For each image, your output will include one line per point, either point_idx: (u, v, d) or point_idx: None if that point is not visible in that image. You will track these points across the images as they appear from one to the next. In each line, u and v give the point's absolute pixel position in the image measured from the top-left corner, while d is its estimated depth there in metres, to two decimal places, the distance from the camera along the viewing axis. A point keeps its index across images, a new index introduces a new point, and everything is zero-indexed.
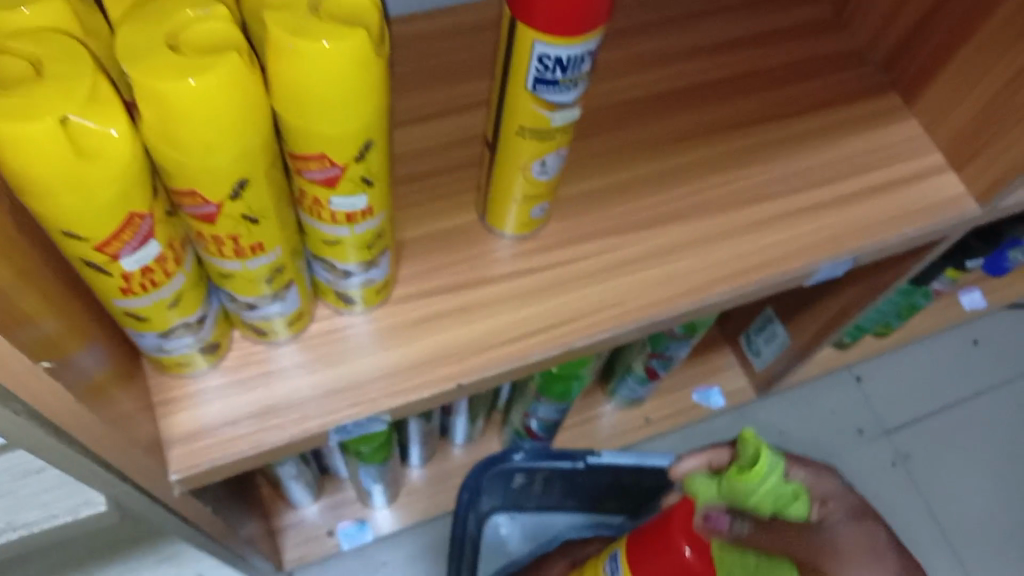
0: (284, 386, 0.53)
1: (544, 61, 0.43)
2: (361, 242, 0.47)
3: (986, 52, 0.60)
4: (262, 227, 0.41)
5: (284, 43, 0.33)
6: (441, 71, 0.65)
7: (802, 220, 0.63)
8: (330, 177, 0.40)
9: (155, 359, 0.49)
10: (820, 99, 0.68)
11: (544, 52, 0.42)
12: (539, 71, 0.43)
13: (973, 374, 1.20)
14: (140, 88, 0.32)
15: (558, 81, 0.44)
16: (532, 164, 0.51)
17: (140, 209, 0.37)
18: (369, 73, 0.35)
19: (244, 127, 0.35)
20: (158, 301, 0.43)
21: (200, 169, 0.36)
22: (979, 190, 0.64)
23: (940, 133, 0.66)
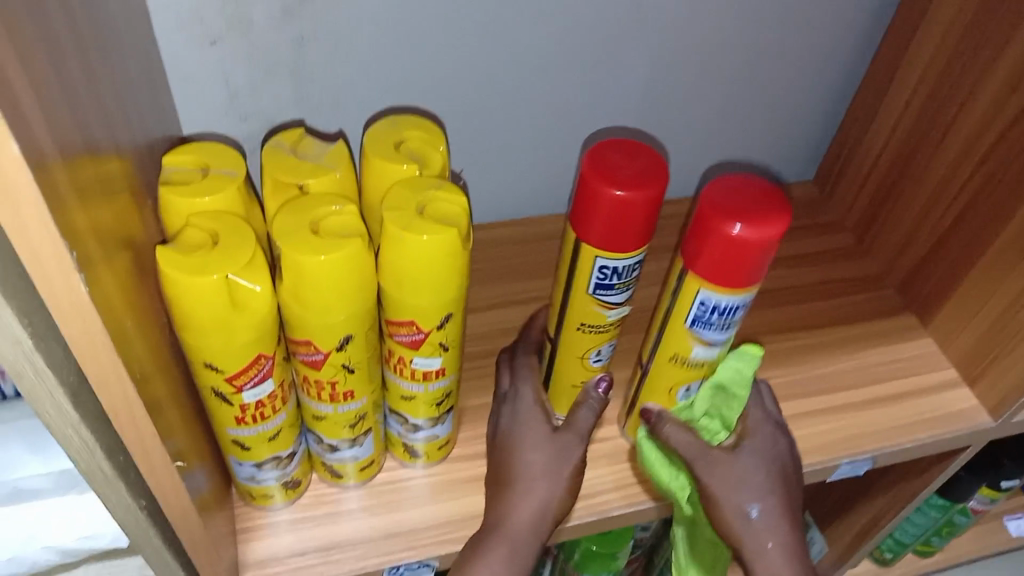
0: (349, 526, 0.60)
1: (703, 306, 0.52)
2: (431, 399, 0.55)
3: (982, 283, 0.68)
4: (355, 376, 0.51)
5: (396, 234, 0.44)
6: (509, 270, 0.76)
7: (823, 420, 0.69)
8: (415, 340, 0.50)
9: (245, 489, 0.58)
10: (841, 315, 0.77)
11: (706, 297, 0.52)
12: (699, 313, 0.53)
13: None
14: (286, 259, 0.43)
15: (714, 323, 0.53)
16: (677, 388, 0.59)
17: (266, 351, 0.47)
18: (455, 260, 0.46)
19: (356, 294, 0.45)
20: (261, 433, 0.52)
21: (318, 324, 0.46)
22: (990, 403, 0.70)
23: (951, 352, 0.73)
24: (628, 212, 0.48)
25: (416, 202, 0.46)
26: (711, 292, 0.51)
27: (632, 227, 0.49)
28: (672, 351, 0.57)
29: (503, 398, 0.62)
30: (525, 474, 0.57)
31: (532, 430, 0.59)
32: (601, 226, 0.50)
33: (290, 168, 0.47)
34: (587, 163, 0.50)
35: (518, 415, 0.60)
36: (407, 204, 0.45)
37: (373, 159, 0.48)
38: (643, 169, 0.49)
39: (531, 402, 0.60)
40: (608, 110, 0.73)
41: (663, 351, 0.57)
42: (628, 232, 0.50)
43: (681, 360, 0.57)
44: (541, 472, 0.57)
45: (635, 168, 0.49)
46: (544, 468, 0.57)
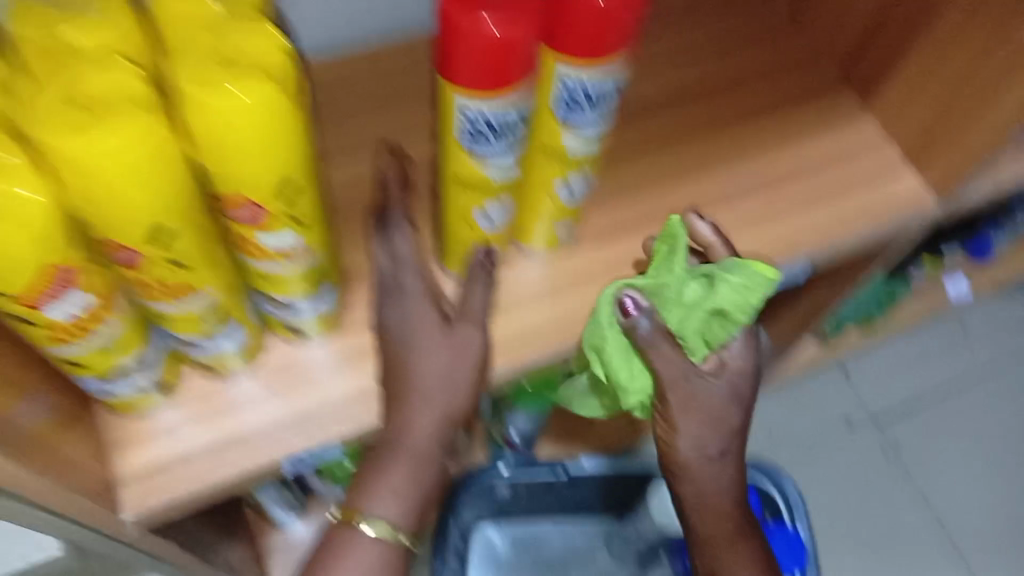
0: (238, 420, 0.53)
1: (569, 90, 0.43)
2: (302, 276, 0.46)
3: (939, 47, 0.59)
4: (192, 268, 0.41)
5: (194, 95, 0.33)
6: (384, 92, 0.65)
7: (761, 226, 0.62)
8: (258, 217, 0.40)
9: (105, 401, 0.49)
10: (775, 100, 0.67)
11: (570, 80, 0.42)
12: (565, 99, 0.43)
13: (961, 362, 1.19)
14: (46, 148, 0.32)
15: (586, 112, 0.44)
16: (557, 186, 0.51)
17: (58, 260, 0.36)
18: (285, 120, 0.35)
19: (162, 178, 0.35)
20: (95, 347, 0.43)
21: (118, 218, 0.35)
22: (939, 183, 0.63)
23: (898, 130, 0.66)
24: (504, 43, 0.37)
25: (217, 50, 0.35)
26: (574, 72, 0.41)
27: (506, 63, 0.38)
28: (543, 144, 0.47)
29: (388, 283, 0.52)
30: (421, 385, 0.51)
31: (426, 330, 0.51)
32: (466, 66, 0.38)
33: (37, 15, 0.35)
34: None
35: (405, 303, 0.52)
36: (206, 54, 0.34)
37: None
38: None
39: (422, 292, 0.52)
40: None
41: (534, 147, 0.48)
42: (504, 70, 0.38)
43: (555, 154, 0.48)
44: (439, 381, 0.51)
45: None
46: (441, 374, 0.51)
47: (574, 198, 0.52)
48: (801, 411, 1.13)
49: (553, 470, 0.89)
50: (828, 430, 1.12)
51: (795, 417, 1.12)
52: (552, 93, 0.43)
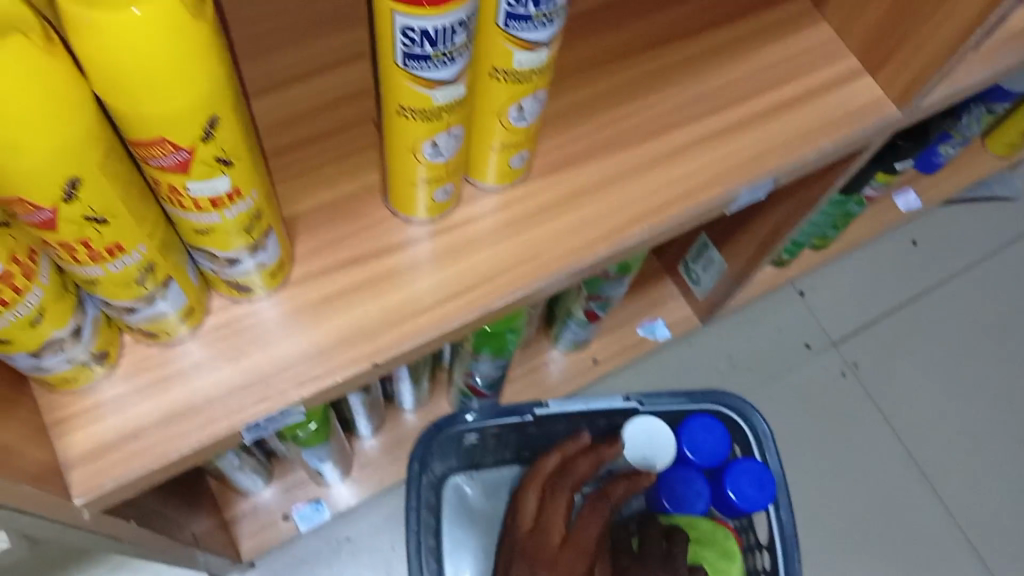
0: (187, 389, 0.49)
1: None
2: (240, 226, 0.42)
3: None
4: (115, 226, 0.37)
5: (79, 17, 0.29)
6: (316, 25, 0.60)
7: (720, 144, 0.59)
8: (181, 161, 0.36)
9: (38, 379, 0.45)
10: (726, 11, 0.64)
11: None
12: (510, 6, 0.39)
13: (915, 275, 1.20)
14: None
15: (532, 17, 0.40)
16: (508, 110, 0.47)
17: None
18: (187, 36, 0.31)
19: (60, 120, 0.31)
20: (17, 321, 0.39)
21: (18, 172, 0.31)
22: (898, 91, 0.62)
23: (852, 36, 0.63)
24: None
25: None
26: None
27: None
28: (490, 64, 0.44)
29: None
30: None
31: None
32: None
33: None
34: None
35: None
36: None
37: None
38: None
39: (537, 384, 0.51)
40: None
41: (479, 67, 0.44)
42: None
43: (503, 75, 0.44)
44: None
45: None
46: None
47: (527, 120, 0.49)
48: (763, 334, 1.13)
49: (519, 416, 0.86)
50: (789, 351, 1.12)
51: (755, 340, 1.12)
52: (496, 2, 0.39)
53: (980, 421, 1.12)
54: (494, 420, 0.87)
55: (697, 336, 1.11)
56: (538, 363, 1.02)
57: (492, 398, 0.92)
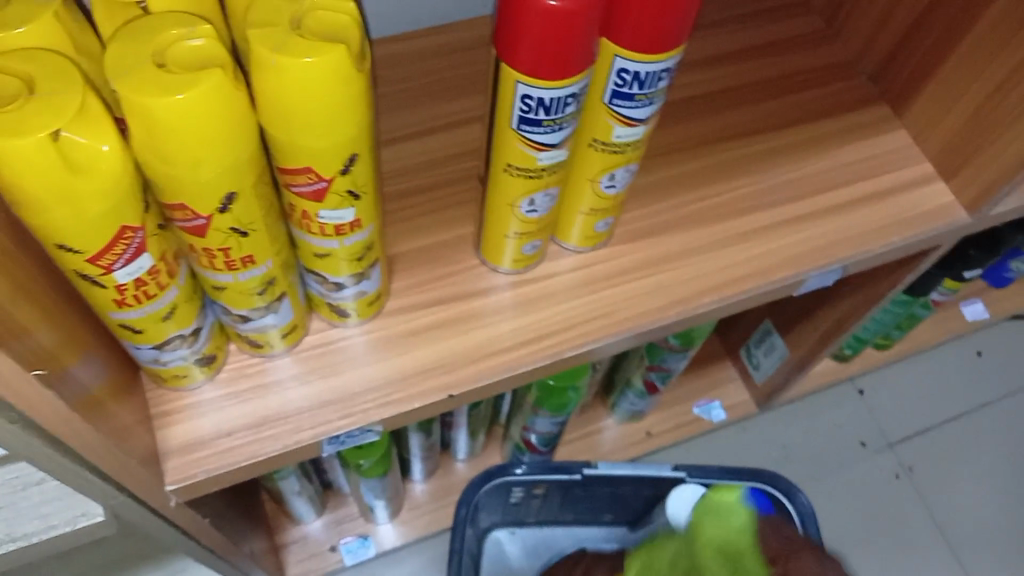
0: (279, 398, 0.54)
1: (621, 76, 0.44)
2: (352, 255, 0.47)
3: (976, 59, 0.60)
4: (252, 239, 0.42)
5: (266, 59, 0.34)
6: (432, 88, 0.67)
7: (792, 231, 0.63)
8: (318, 190, 0.41)
9: (153, 372, 0.50)
10: (810, 110, 0.68)
11: (624, 66, 0.43)
12: (616, 85, 0.44)
13: (977, 386, 1.20)
14: (126, 103, 0.33)
15: (636, 97, 0.45)
16: (601, 177, 0.52)
17: (132, 223, 0.38)
18: (349, 88, 0.36)
19: (233, 143, 0.36)
20: (153, 313, 0.44)
21: (189, 183, 0.36)
22: (968, 199, 0.65)
23: (929, 144, 0.67)
24: (566, 27, 0.38)
25: (289, 16, 0.35)
26: (629, 60, 0.43)
27: (567, 48, 0.39)
28: (591, 135, 0.48)
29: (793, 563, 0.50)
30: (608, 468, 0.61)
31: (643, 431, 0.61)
32: (530, 48, 0.39)
33: None
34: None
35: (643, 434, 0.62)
36: (277, 17, 0.35)
37: None
38: None
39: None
40: None
41: (580, 136, 0.49)
42: (564, 55, 0.39)
43: (601, 145, 0.49)
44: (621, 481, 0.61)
45: None
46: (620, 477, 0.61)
47: (617, 189, 0.53)
48: (817, 427, 1.13)
49: (569, 474, 0.88)
50: (843, 447, 1.12)
51: (808, 432, 1.13)
52: (605, 81, 0.44)
53: None
54: (544, 476, 0.89)
55: (751, 422, 1.12)
56: (591, 428, 1.04)
57: (545, 455, 0.95)
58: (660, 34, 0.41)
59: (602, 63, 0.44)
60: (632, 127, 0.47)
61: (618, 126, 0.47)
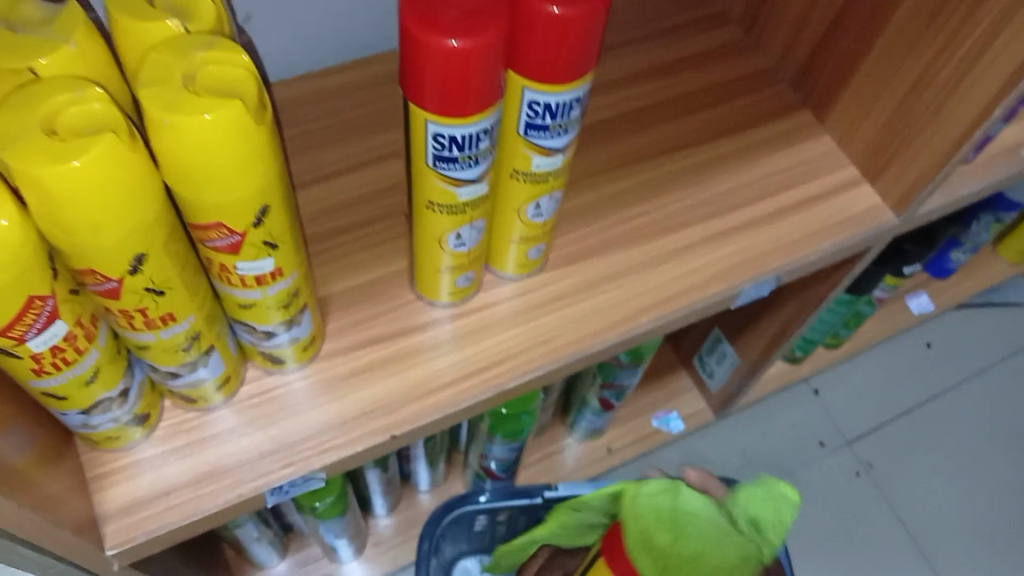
0: (218, 452, 0.53)
1: (533, 108, 0.44)
2: (278, 302, 0.47)
3: (886, 64, 0.62)
4: (171, 296, 0.42)
5: (160, 119, 0.34)
6: (360, 124, 0.67)
7: (725, 244, 0.64)
8: (233, 243, 0.40)
9: (84, 436, 0.49)
10: (734, 122, 0.70)
11: (534, 98, 0.43)
12: (529, 116, 0.45)
13: (928, 376, 1.22)
14: (18, 175, 0.32)
15: (549, 127, 0.45)
16: (526, 207, 0.52)
17: (40, 292, 0.37)
18: (250, 142, 0.36)
19: (136, 205, 0.35)
20: (74, 379, 0.43)
21: (95, 248, 0.36)
22: (894, 199, 0.66)
23: (851, 148, 0.68)
24: (467, 66, 0.38)
25: (182, 72, 0.35)
26: (538, 91, 0.43)
27: (471, 86, 0.39)
28: (511, 167, 0.49)
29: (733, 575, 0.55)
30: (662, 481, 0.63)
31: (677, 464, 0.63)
32: (435, 88, 0.39)
33: (6, 46, 0.35)
34: (410, 10, 0.38)
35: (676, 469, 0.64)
36: (171, 74, 0.34)
37: (118, 17, 0.36)
38: (479, 10, 0.38)
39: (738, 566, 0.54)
40: None
41: (500, 168, 0.49)
42: (470, 92, 0.40)
43: (522, 176, 0.49)
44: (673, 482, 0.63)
45: (469, 8, 0.38)
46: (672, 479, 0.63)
47: (544, 216, 0.53)
48: (776, 430, 1.14)
49: (530, 498, 0.88)
50: (803, 448, 1.14)
51: (769, 435, 1.14)
52: (517, 114, 0.45)
53: (997, 526, 1.11)
54: (506, 501, 0.89)
55: (712, 429, 1.13)
56: (552, 448, 1.04)
57: (507, 480, 0.94)
58: (565, 65, 0.41)
59: (513, 97, 0.44)
60: (550, 156, 0.48)
61: (536, 155, 0.47)
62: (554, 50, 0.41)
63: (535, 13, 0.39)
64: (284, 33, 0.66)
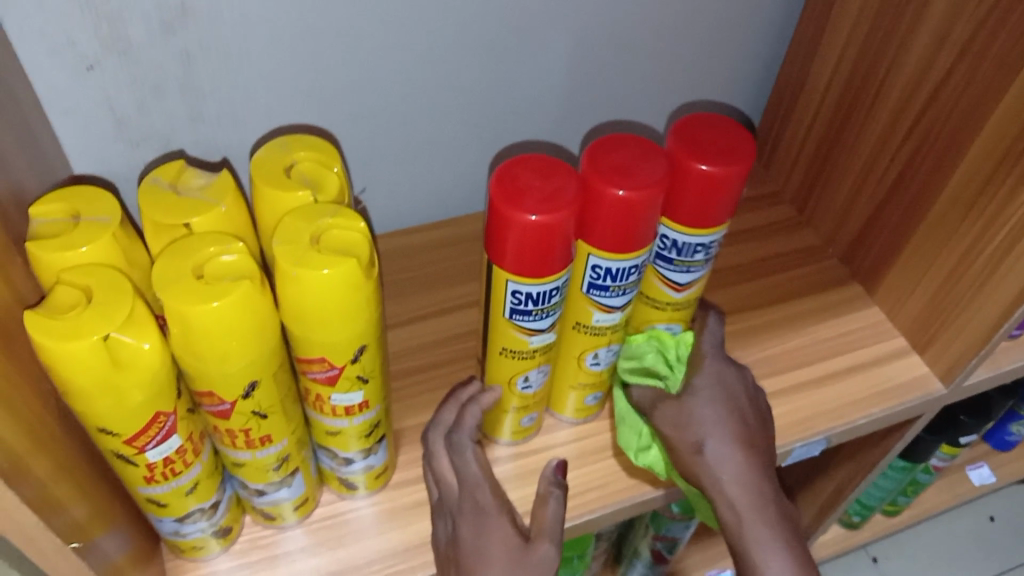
0: (288, 569, 0.56)
1: (596, 271, 0.50)
2: (360, 431, 0.52)
3: (925, 248, 0.67)
4: (271, 420, 0.47)
5: (290, 271, 0.40)
6: (442, 275, 0.74)
7: (775, 404, 0.67)
8: (331, 376, 0.46)
9: (172, 544, 0.54)
10: (788, 291, 0.75)
11: (598, 263, 0.49)
12: (593, 278, 0.50)
13: (993, 553, 1.18)
14: (169, 309, 0.39)
15: (610, 288, 0.51)
16: (586, 355, 0.57)
17: (165, 408, 0.43)
18: (359, 291, 0.42)
19: (257, 340, 0.42)
20: (176, 489, 0.48)
21: (218, 374, 0.42)
22: (941, 370, 0.69)
23: (899, 320, 0.72)
24: (545, 236, 0.44)
25: (310, 233, 0.41)
26: (601, 257, 0.49)
27: (546, 251, 0.45)
28: (574, 320, 0.54)
29: (459, 506, 0.53)
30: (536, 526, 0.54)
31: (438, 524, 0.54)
32: (515, 251, 0.46)
33: (169, 206, 0.43)
34: (496, 187, 0.45)
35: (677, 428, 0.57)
36: (300, 234, 0.41)
37: (262, 187, 0.44)
38: (556, 190, 0.45)
39: (495, 509, 0.53)
40: (533, 97, 0.70)
41: (565, 321, 0.55)
42: (545, 257, 0.46)
43: (584, 329, 0.54)
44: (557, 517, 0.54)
45: (548, 189, 0.45)
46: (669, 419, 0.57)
47: (602, 366, 0.58)
48: None
49: None
50: None
51: None
52: (581, 275, 0.51)
53: None
54: None
55: None
56: None
57: None
58: (628, 236, 0.47)
59: (581, 261, 0.50)
60: (606, 311, 0.53)
61: (596, 305, 0.52)
62: (617, 225, 0.47)
63: (603, 194, 0.46)
64: (397, 200, 0.73)
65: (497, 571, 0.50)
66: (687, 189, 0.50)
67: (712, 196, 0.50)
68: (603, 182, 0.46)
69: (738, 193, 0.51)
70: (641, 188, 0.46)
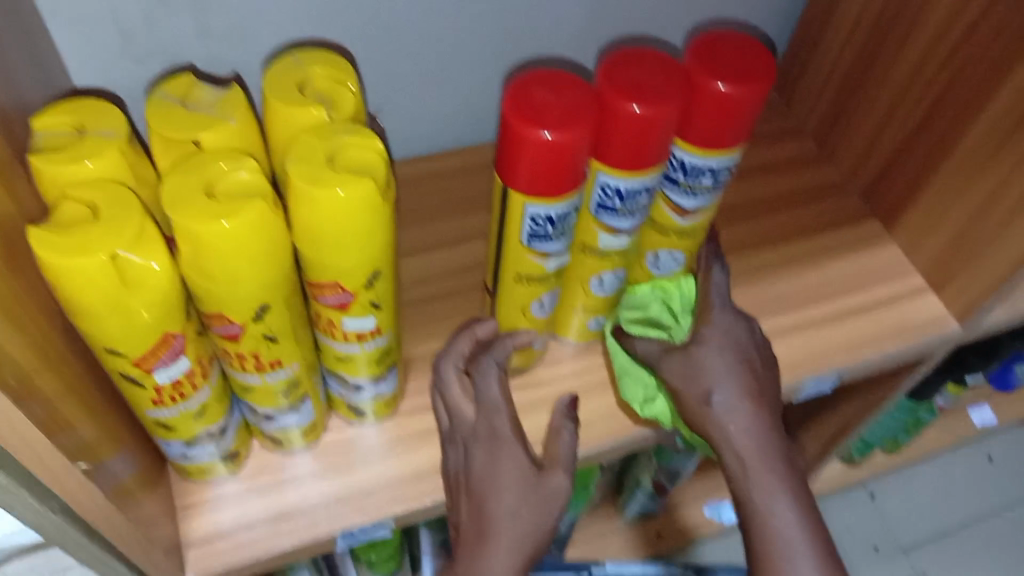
0: (296, 493, 0.56)
1: (605, 191, 0.48)
2: (371, 358, 0.51)
3: (951, 186, 0.65)
4: (281, 344, 0.46)
5: (303, 190, 0.38)
6: (453, 202, 0.72)
7: (789, 340, 0.66)
8: (343, 301, 0.45)
9: (180, 466, 0.54)
10: (806, 226, 0.73)
11: (606, 182, 0.48)
12: (601, 199, 0.49)
13: (989, 491, 1.19)
14: (179, 227, 0.37)
15: (618, 209, 0.49)
16: (593, 280, 0.56)
17: (174, 329, 0.41)
18: (375, 214, 0.40)
19: (269, 261, 0.40)
20: (185, 412, 0.47)
21: (228, 296, 0.41)
22: (958, 310, 0.68)
23: (918, 258, 0.71)
24: (561, 155, 0.43)
25: (324, 152, 0.40)
26: (611, 175, 0.47)
27: (562, 170, 0.44)
28: (582, 241, 0.53)
29: (473, 432, 0.52)
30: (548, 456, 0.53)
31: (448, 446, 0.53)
32: (529, 169, 0.44)
33: (179, 121, 0.41)
34: (511, 103, 0.43)
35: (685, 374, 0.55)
36: (314, 153, 0.40)
37: (274, 103, 0.42)
38: (573, 106, 0.43)
39: (510, 436, 0.52)
40: (552, 19, 0.67)
41: (576, 245, 0.53)
42: (559, 174, 0.44)
43: (592, 252, 0.53)
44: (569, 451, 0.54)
45: (564, 105, 0.43)
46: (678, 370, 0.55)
47: (606, 291, 0.57)
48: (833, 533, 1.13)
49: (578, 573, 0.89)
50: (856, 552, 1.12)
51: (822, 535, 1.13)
52: (591, 194, 0.49)
53: None
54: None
55: None
56: (603, 528, 1.04)
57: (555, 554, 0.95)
58: (643, 156, 0.46)
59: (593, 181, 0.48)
60: (615, 232, 0.51)
61: (606, 229, 0.51)
62: (633, 144, 0.45)
63: (620, 112, 0.44)
64: (408, 123, 0.71)
65: (508, 499, 0.50)
66: (701, 110, 0.48)
67: (726, 119, 0.48)
68: (620, 99, 0.44)
69: (753, 117, 0.49)
70: (660, 106, 0.44)
